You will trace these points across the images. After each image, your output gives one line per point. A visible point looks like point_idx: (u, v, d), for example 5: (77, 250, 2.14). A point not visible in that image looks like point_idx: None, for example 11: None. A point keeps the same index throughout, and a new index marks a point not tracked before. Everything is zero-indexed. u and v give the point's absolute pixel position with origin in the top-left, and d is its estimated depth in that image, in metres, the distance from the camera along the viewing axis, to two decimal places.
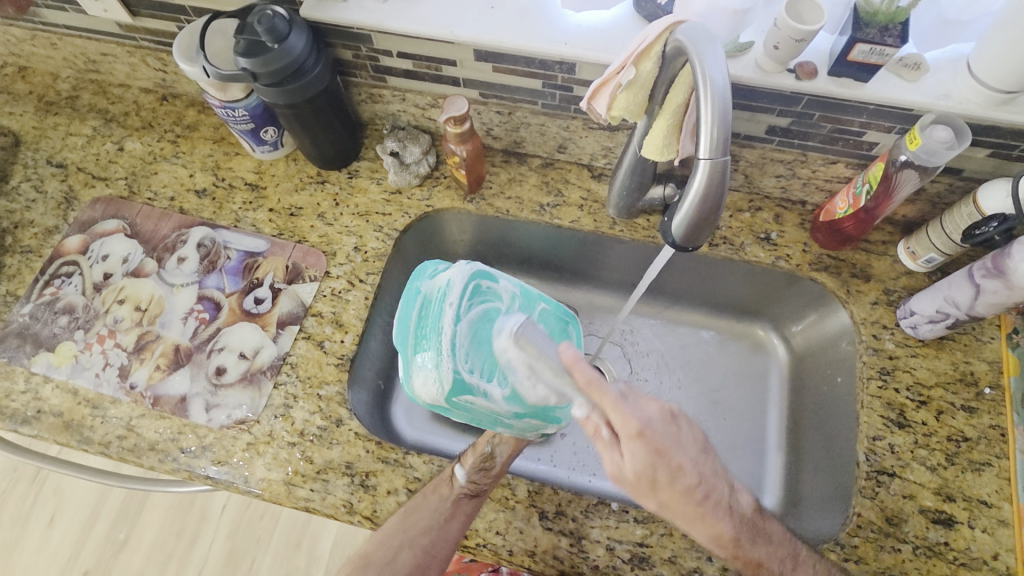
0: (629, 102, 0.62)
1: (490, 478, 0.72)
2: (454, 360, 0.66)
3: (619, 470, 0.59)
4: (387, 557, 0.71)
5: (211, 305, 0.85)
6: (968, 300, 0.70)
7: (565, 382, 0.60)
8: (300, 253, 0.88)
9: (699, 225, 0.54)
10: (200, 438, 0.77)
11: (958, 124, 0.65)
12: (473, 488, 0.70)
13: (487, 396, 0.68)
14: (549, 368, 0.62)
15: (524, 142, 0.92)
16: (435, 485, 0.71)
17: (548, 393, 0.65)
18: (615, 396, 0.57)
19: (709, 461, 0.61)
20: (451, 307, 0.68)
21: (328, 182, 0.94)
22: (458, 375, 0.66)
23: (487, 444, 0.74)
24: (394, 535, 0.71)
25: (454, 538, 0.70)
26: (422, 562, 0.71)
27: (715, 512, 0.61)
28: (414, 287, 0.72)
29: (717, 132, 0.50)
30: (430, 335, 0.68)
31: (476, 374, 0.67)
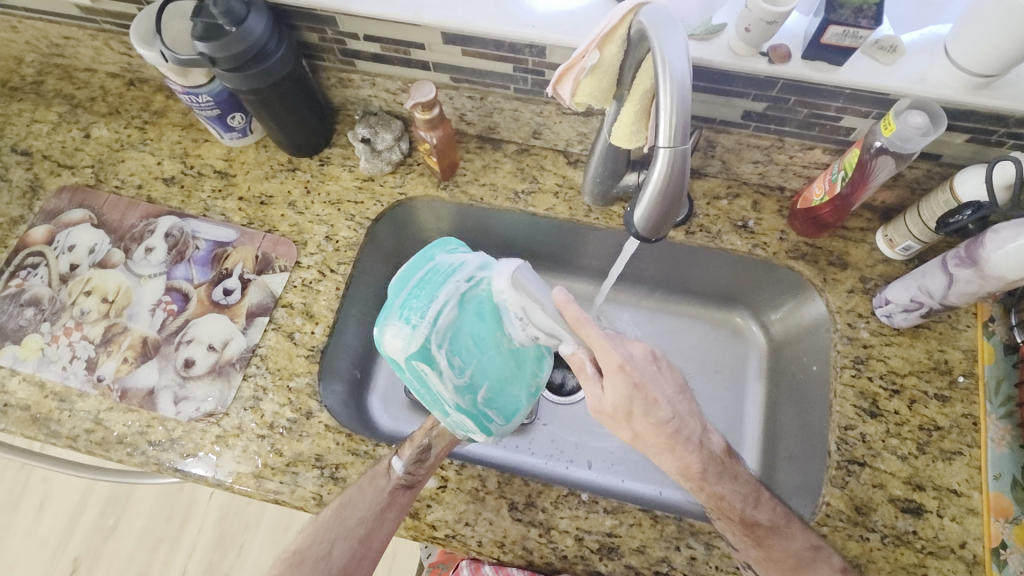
0: (593, 88, 0.60)
1: (425, 468, 0.70)
2: (432, 329, 0.64)
3: (599, 403, 0.61)
4: (321, 552, 0.69)
5: (180, 297, 0.84)
6: (942, 289, 0.69)
7: (558, 324, 0.61)
8: (269, 243, 0.86)
9: (661, 217, 0.52)
10: (169, 431, 0.77)
11: (932, 108, 0.64)
12: (409, 478, 0.70)
13: (441, 376, 0.65)
14: (541, 310, 0.62)
15: (498, 128, 0.90)
16: (371, 475, 0.70)
17: (538, 335, 0.64)
18: (602, 336, 0.58)
19: (683, 400, 0.63)
20: (455, 282, 0.65)
21: (300, 170, 0.92)
22: (427, 345, 0.64)
23: (426, 434, 0.71)
24: (330, 526, 0.69)
25: (388, 532, 0.68)
26: (358, 555, 0.69)
27: (686, 447, 0.63)
28: (430, 252, 0.68)
29: (676, 118, 0.48)
30: (421, 301, 0.65)
31: (444, 351, 0.65)
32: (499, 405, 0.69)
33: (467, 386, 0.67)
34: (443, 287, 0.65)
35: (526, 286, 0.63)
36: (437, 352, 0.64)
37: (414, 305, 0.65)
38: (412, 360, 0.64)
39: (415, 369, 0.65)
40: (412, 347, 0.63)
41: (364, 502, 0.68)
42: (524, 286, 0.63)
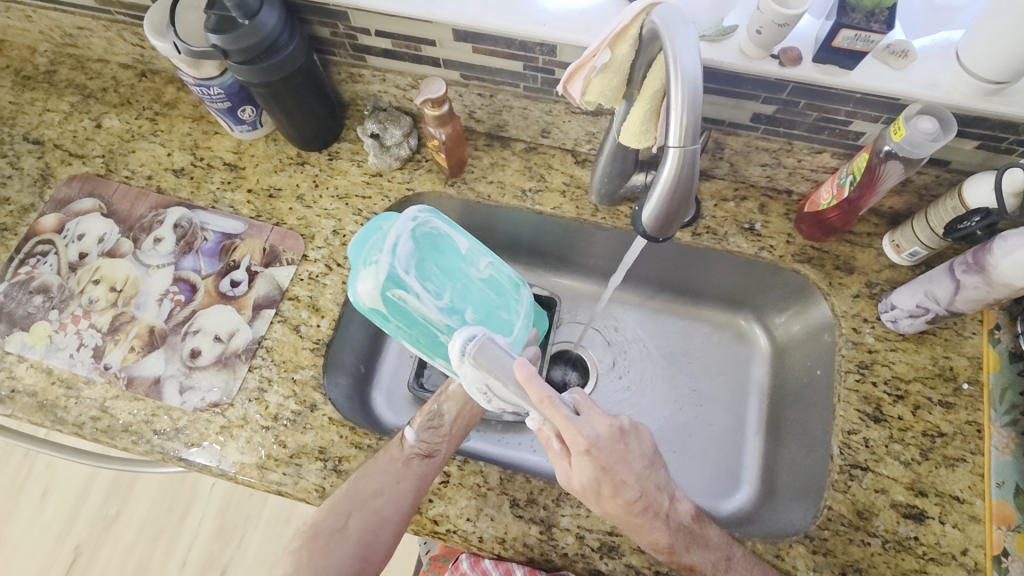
0: (604, 87, 0.60)
1: (441, 436, 0.73)
2: (399, 258, 0.66)
3: (567, 479, 0.64)
4: (336, 525, 0.67)
5: (187, 287, 0.84)
6: (948, 295, 0.69)
7: (521, 400, 0.60)
8: (277, 236, 0.87)
9: (667, 215, 0.52)
10: (174, 420, 0.77)
11: (943, 115, 0.63)
12: (423, 447, 0.71)
13: (419, 301, 0.66)
14: (504, 386, 0.60)
15: (507, 125, 0.90)
16: (385, 447, 0.71)
17: (506, 404, 0.64)
18: (565, 415, 0.59)
19: (653, 475, 0.64)
20: (405, 223, 0.68)
21: (308, 164, 0.92)
22: (395, 271, 0.65)
23: (435, 401, 0.75)
24: (344, 503, 0.68)
25: (402, 504, 0.68)
26: (373, 530, 0.67)
27: (663, 498, 0.65)
28: (378, 219, 0.70)
29: (687, 118, 0.48)
30: (377, 247, 0.67)
31: (415, 279, 0.66)
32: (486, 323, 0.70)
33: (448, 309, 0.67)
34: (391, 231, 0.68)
35: (486, 362, 0.60)
36: (409, 280, 0.66)
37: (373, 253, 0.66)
38: (388, 294, 0.65)
39: (392, 304, 0.66)
40: (383, 281, 0.64)
41: (380, 474, 0.69)
42: (485, 364, 0.60)
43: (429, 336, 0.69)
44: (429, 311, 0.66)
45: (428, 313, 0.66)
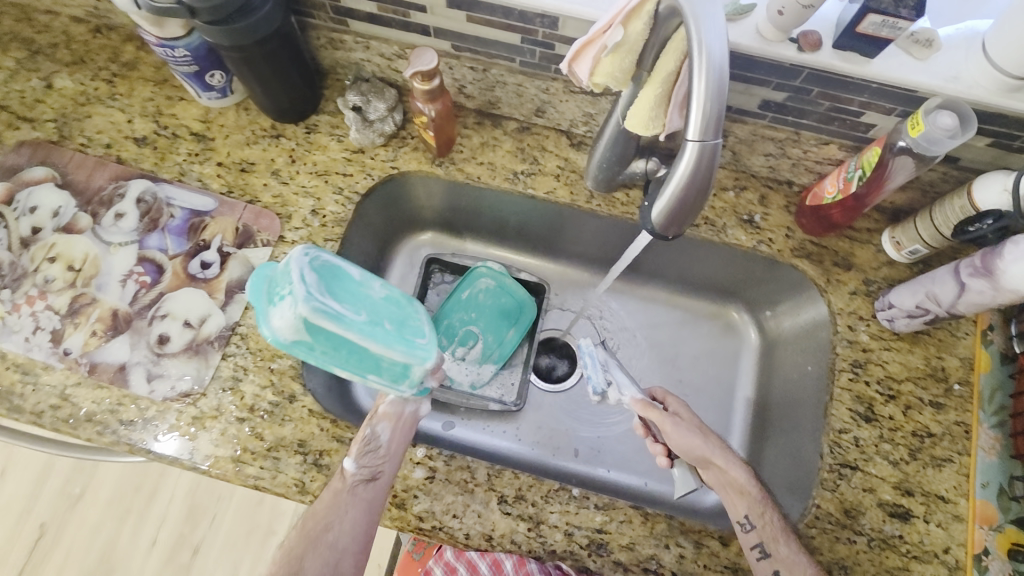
0: (614, 68, 0.55)
1: (382, 457, 0.65)
2: (308, 284, 0.57)
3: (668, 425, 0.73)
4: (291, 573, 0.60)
5: (153, 267, 0.77)
6: (951, 298, 0.67)
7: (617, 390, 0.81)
8: (252, 214, 0.80)
9: (680, 213, 0.49)
10: (142, 411, 0.70)
11: (965, 111, 0.60)
12: (365, 472, 0.64)
13: (341, 320, 0.57)
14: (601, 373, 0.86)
15: (499, 103, 0.85)
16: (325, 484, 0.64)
17: None
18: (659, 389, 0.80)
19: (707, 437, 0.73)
20: (296, 256, 0.58)
21: (284, 137, 0.86)
22: (309, 292, 0.56)
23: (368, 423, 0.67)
24: (297, 546, 0.61)
25: (357, 535, 0.62)
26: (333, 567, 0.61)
27: None
28: (264, 268, 0.61)
29: (709, 108, 0.44)
30: (281, 283, 0.58)
31: (333, 300, 0.58)
32: (402, 327, 0.61)
33: (370, 324, 0.59)
34: (288, 269, 0.58)
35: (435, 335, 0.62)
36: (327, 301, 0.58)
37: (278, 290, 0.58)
38: (308, 320, 0.56)
39: (316, 330, 0.57)
40: (301, 308, 0.55)
41: (325, 511, 0.62)
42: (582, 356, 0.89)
43: (358, 357, 0.59)
44: (352, 330, 0.58)
45: (354, 331, 0.58)
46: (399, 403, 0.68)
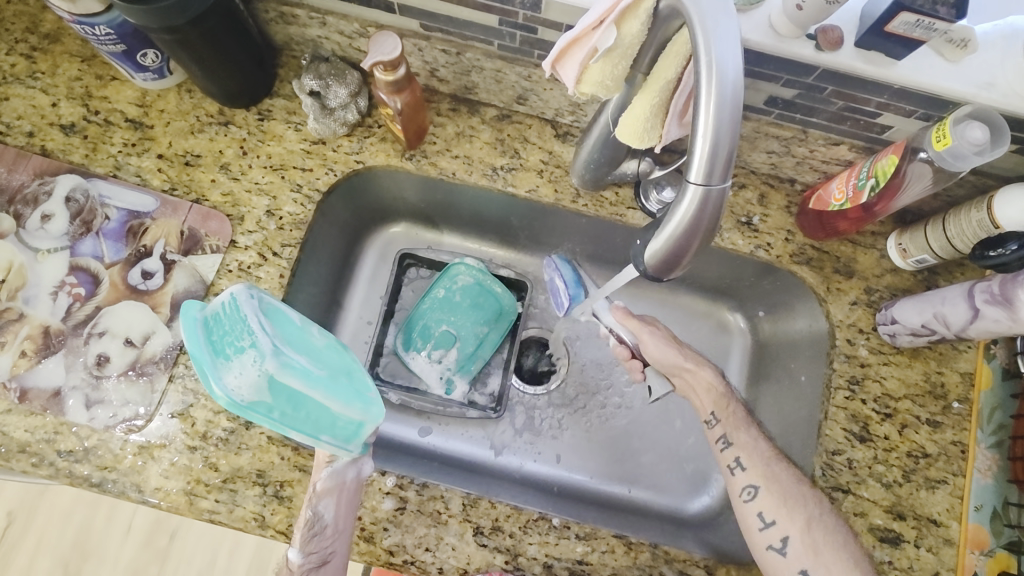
0: (605, 75, 0.47)
1: (329, 538, 0.61)
2: (269, 334, 0.52)
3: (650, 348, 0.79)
4: None
5: (88, 278, 0.70)
6: (962, 322, 0.63)
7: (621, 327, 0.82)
8: (198, 216, 0.73)
9: (676, 259, 0.43)
10: (82, 440, 0.66)
11: (997, 122, 0.53)
12: (314, 557, 0.60)
13: (307, 376, 0.54)
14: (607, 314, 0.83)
15: (476, 88, 0.75)
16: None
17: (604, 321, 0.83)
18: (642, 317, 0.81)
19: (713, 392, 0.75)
20: (246, 302, 0.53)
21: (233, 124, 0.76)
22: (270, 348, 0.52)
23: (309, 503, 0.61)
24: None
25: None
26: None
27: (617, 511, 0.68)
28: (193, 307, 0.53)
29: (718, 147, 0.37)
30: (234, 332, 0.52)
31: (294, 352, 0.54)
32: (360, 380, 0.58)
33: (333, 378, 0.56)
34: (241, 317, 0.52)
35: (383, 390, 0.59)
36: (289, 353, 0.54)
37: (229, 341, 0.52)
38: (272, 376, 0.52)
39: (278, 388, 0.53)
40: (268, 363, 0.51)
41: None
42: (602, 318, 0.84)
43: (315, 416, 0.56)
44: (317, 386, 0.54)
45: (319, 388, 0.54)
46: (339, 472, 0.61)
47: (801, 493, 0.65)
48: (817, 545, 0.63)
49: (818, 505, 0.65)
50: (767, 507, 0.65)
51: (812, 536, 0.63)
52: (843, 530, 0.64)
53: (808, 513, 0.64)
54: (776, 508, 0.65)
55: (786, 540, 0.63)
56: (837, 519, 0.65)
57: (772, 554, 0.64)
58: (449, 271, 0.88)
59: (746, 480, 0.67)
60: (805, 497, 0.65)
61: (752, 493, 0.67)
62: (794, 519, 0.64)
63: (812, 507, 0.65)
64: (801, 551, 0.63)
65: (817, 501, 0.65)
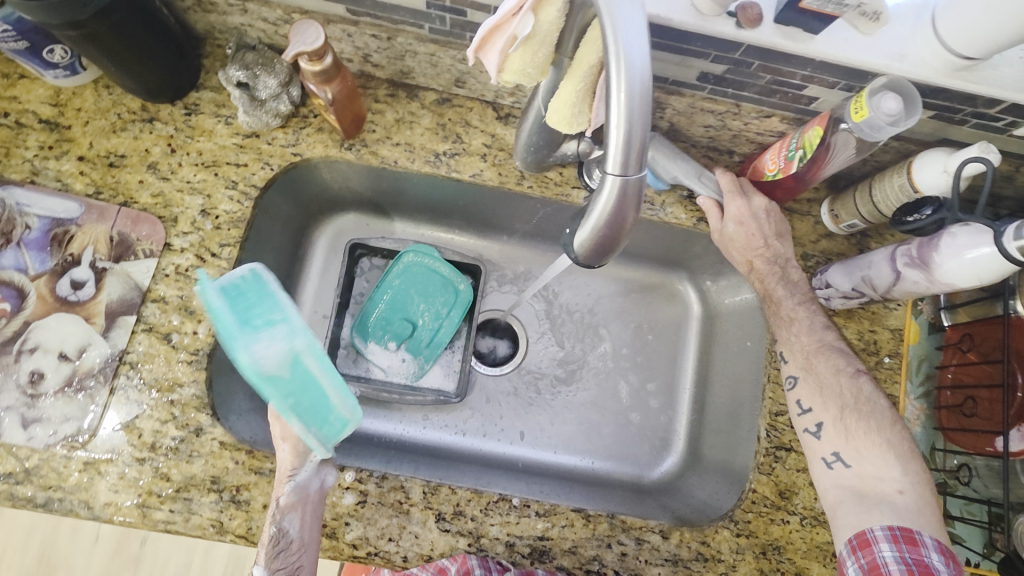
0: (526, 64, 0.47)
1: (297, 552, 0.61)
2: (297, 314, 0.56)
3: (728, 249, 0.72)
4: None
5: (12, 293, 0.66)
6: (887, 284, 0.66)
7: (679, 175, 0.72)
8: (127, 220, 0.69)
9: (604, 247, 0.43)
10: (22, 460, 0.64)
11: (908, 91, 0.56)
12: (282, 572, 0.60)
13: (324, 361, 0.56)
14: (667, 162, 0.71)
15: (413, 73, 0.74)
16: None
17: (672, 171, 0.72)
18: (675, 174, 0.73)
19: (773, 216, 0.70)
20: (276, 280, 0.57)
21: (158, 121, 0.73)
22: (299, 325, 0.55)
23: (274, 521, 0.60)
24: None
25: None
26: None
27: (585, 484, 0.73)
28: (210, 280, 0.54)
29: (630, 137, 0.38)
30: (263, 305, 0.54)
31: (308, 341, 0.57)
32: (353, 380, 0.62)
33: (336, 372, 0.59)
34: (270, 292, 0.55)
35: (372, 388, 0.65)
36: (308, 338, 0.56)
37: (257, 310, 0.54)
38: (297, 353, 0.54)
39: (298, 363, 0.55)
40: (298, 335, 0.54)
41: None
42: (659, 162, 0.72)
43: (314, 404, 0.57)
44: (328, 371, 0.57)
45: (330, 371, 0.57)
46: (302, 485, 0.61)
47: (842, 385, 0.67)
48: (849, 432, 0.65)
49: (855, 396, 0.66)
50: (804, 395, 0.69)
51: (844, 423, 0.65)
52: (882, 430, 0.64)
53: (842, 403, 0.66)
54: (811, 397, 0.68)
55: (820, 425, 0.67)
56: (879, 414, 0.65)
57: (806, 437, 0.68)
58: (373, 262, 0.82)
59: (787, 369, 0.70)
60: (843, 385, 0.67)
61: (792, 384, 0.70)
62: (827, 407, 0.67)
63: (847, 396, 0.66)
64: (834, 436, 0.66)
65: (856, 392, 0.66)
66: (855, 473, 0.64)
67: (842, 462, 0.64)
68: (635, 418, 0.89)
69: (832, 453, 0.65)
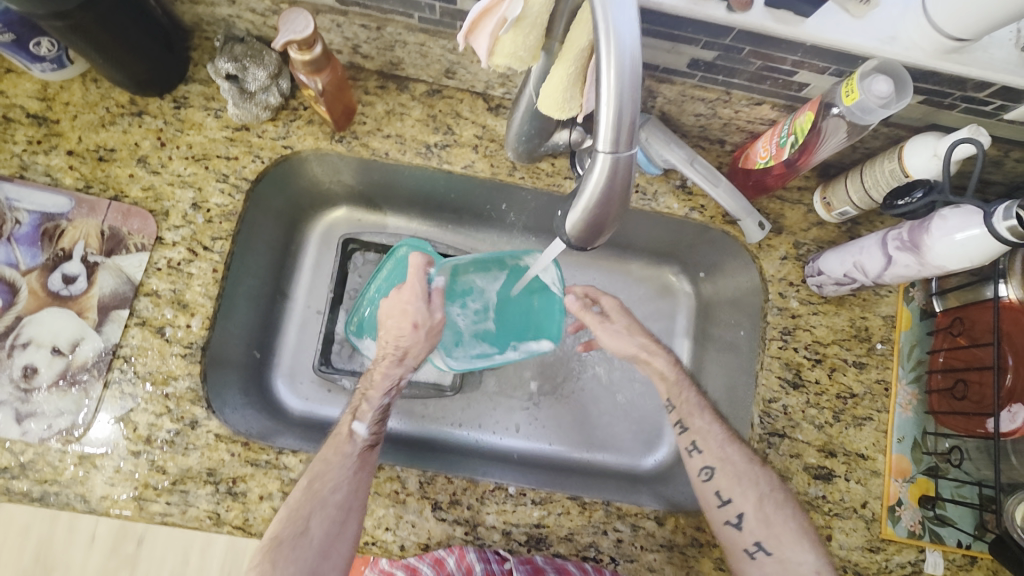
0: (517, 46, 0.47)
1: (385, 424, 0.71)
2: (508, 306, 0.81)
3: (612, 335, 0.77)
4: (296, 531, 0.61)
5: (3, 288, 0.66)
6: (878, 270, 0.66)
7: (685, 163, 0.70)
8: (118, 214, 0.69)
9: (597, 227, 0.43)
10: (16, 455, 0.63)
11: (901, 75, 0.56)
12: (374, 437, 0.69)
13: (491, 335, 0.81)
14: (669, 149, 0.70)
15: (402, 64, 0.73)
16: (334, 443, 0.67)
17: (672, 157, 0.70)
18: (684, 165, 0.70)
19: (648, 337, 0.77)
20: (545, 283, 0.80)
21: (148, 114, 0.72)
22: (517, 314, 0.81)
23: (385, 395, 0.72)
24: (302, 507, 0.62)
25: (334, 518, 0.62)
26: (334, 530, 0.62)
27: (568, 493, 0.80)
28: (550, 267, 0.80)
29: (621, 117, 0.38)
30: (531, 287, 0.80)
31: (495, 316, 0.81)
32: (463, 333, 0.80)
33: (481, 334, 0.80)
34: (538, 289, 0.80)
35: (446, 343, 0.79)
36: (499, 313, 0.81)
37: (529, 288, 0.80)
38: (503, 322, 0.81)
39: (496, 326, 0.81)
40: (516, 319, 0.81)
41: (331, 467, 0.64)
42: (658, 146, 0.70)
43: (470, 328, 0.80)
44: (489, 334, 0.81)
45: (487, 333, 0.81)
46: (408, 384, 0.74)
47: (755, 473, 0.68)
48: (769, 518, 0.66)
49: (769, 484, 0.67)
50: (722, 484, 0.68)
51: (763, 511, 0.66)
52: (792, 506, 0.67)
53: (759, 492, 0.67)
54: (729, 487, 0.67)
55: (741, 516, 0.67)
56: (785, 493, 0.68)
57: (728, 529, 0.67)
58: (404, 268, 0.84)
59: (700, 457, 0.70)
60: (757, 474, 0.68)
61: (709, 474, 0.69)
62: (747, 497, 0.67)
63: (763, 483, 0.67)
64: (754, 525, 0.66)
65: (769, 480, 0.68)
66: (776, 560, 0.65)
67: (764, 551, 0.65)
68: (626, 405, 0.90)
69: (755, 544, 0.66)
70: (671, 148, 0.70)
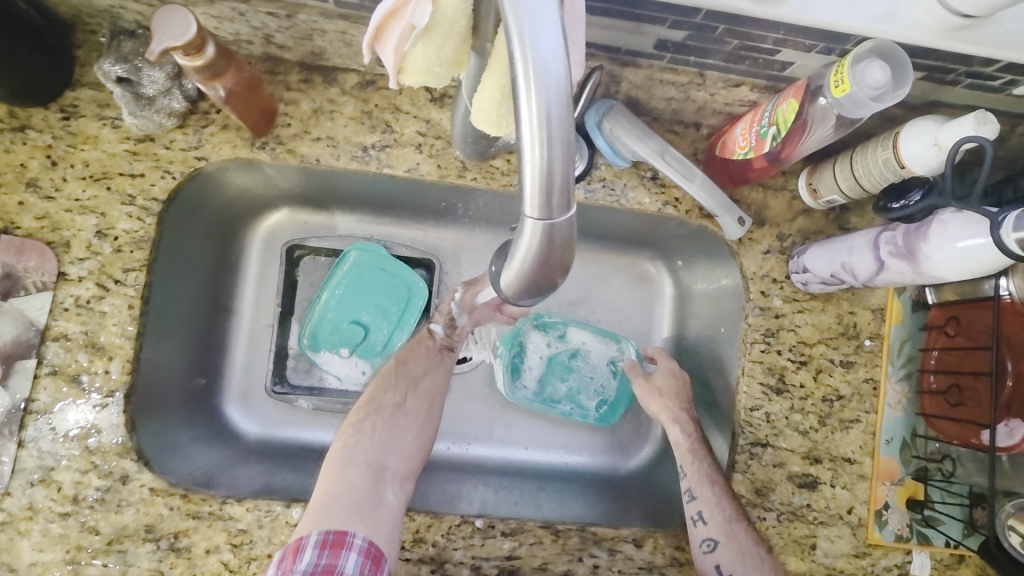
0: (431, 62, 0.39)
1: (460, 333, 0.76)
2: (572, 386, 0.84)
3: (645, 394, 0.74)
4: (394, 399, 0.68)
5: None
6: (869, 273, 0.60)
7: (652, 156, 0.63)
8: (10, 249, 0.60)
9: (534, 288, 0.36)
10: None
11: (897, 56, 0.48)
12: (448, 339, 0.75)
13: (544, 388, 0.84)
14: (633, 140, 0.62)
15: (326, 54, 0.63)
16: (417, 339, 0.74)
17: (638, 150, 0.63)
18: (652, 159, 0.63)
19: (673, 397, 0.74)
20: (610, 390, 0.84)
21: (32, 129, 0.62)
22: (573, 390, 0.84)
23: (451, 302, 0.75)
24: (395, 381, 0.69)
25: (423, 397, 0.69)
26: (423, 408, 0.68)
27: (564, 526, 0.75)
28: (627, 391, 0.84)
29: (553, 177, 0.30)
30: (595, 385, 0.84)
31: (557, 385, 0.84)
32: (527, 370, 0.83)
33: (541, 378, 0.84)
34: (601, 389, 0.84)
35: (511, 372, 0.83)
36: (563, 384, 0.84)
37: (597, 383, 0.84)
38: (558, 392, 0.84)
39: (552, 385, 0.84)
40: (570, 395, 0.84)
41: (419, 356, 0.72)
42: (620, 138, 0.63)
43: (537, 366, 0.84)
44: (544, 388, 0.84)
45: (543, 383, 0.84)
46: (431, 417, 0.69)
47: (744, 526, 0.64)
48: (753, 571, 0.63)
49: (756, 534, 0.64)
50: (713, 532, 0.64)
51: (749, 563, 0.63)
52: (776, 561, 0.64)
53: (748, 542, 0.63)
54: (720, 533, 0.63)
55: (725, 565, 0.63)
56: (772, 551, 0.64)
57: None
58: (353, 281, 0.80)
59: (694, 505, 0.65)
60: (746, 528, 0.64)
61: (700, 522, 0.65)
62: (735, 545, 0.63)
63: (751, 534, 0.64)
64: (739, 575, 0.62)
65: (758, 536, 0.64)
66: None
67: None
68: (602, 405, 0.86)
69: None
70: (636, 140, 0.62)
